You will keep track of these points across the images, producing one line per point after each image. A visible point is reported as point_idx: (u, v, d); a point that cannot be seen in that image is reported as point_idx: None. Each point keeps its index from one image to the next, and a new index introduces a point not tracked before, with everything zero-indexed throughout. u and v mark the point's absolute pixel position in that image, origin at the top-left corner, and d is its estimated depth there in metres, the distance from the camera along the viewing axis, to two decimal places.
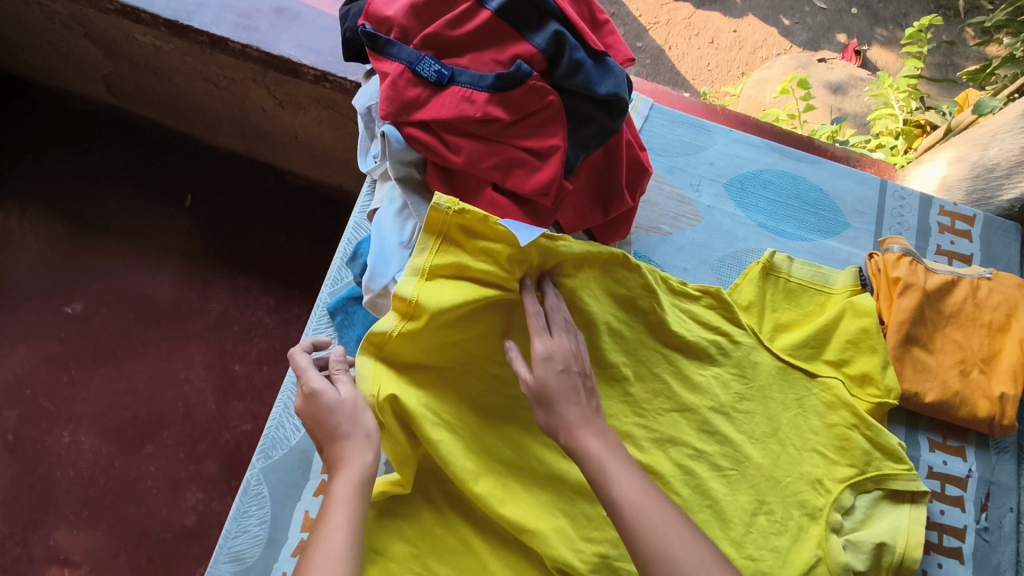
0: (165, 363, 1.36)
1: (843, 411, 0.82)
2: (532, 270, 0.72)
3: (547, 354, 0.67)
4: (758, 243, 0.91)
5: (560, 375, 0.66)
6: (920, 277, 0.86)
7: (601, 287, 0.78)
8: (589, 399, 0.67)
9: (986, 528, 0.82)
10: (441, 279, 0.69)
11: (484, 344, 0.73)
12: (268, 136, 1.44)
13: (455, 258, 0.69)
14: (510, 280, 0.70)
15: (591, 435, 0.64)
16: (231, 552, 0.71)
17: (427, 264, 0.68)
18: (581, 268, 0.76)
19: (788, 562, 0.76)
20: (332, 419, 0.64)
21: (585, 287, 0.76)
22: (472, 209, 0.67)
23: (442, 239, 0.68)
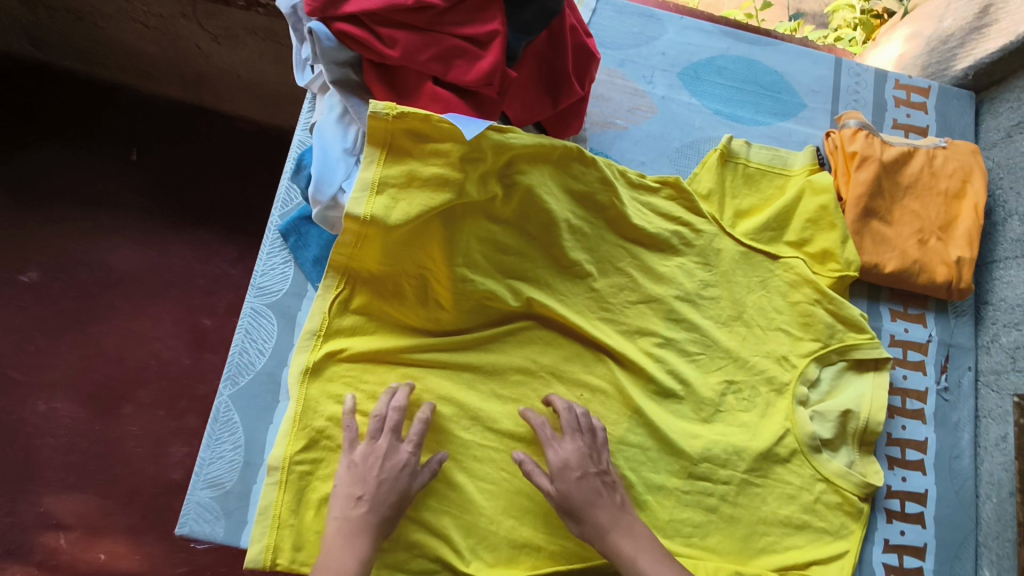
0: (134, 322, 1.33)
1: (805, 288, 0.83)
2: (487, 170, 0.69)
3: (561, 473, 0.69)
4: (714, 131, 0.90)
5: (581, 480, 0.69)
6: (876, 149, 0.86)
7: (558, 183, 0.76)
8: (615, 495, 0.70)
9: (946, 388, 0.85)
10: (392, 188, 0.66)
11: (444, 251, 0.71)
12: (209, 79, 1.36)
13: (403, 166, 0.66)
14: (466, 181, 0.67)
15: (621, 535, 0.67)
16: (209, 478, 0.70)
17: (374, 168, 0.66)
18: (536, 164, 0.73)
19: (757, 435, 0.79)
20: (383, 492, 0.66)
21: (542, 185, 0.74)
22: (413, 110, 0.64)
23: (389, 150, 0.66)
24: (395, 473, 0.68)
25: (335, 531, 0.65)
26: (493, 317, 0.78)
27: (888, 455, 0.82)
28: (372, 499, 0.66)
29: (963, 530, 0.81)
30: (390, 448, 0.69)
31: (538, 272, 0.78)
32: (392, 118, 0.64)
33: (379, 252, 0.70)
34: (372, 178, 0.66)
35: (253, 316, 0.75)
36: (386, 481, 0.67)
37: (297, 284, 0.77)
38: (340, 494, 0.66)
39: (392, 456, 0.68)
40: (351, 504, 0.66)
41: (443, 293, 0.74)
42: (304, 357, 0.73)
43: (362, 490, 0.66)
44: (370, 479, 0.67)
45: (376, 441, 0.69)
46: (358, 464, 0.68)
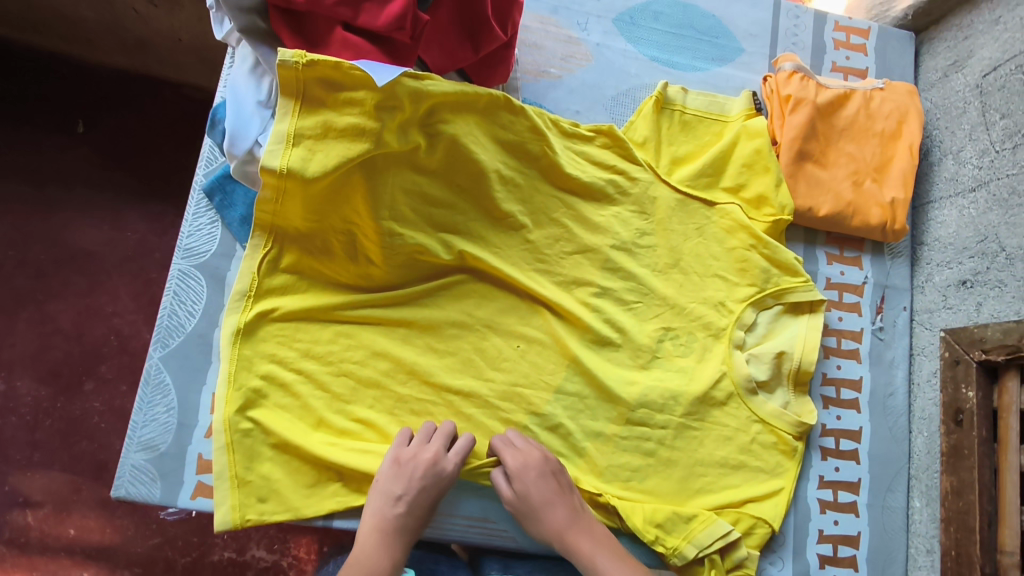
0: (89, 298, 1.31)
1: (741, 234, 0.83)
2: (408, 120, 0.67)
3: (520, 474, 0.71)
4: (651, 78, 0.88)
5: (538, 482, 0.70)
6: (811, 91, 0.85)
7: (485, 132, 0.75)
8: (571, 496, 0.72)
9: (881, 328, 0.87)
10: (309, 140, 0.65)
11: (371, 206, 0.70)
12: (150, 45, 1.33)
13: (318, 116, 0.64)
14: (385, 131, 0.66)
15: (579, 533, 0.70)
16: (142, 441, 0.70)
17: (289, 119, 0.64)
18: (459, 113, 0.71)
19: (695, 379, 0.80)
20: (423, 495, 0.68)
21: (467, 134, 0.73)
22: (322, 57, 0.62)
23: (303, 100, 0.64)
24: (436, 481, 0.68)
25: (371, 529, 0.67)
26: (427, 271, 0.78)
27: (823, 395, 0.83)
28: (409, 501, 0.68)
29: (895, 465, 0.84)
30: (437, 455, 0.69)
31: (471, 224, 0.78)
32: (303, 67, 0.62)
33: (303, 207, 0.69)
34: (287, 129, 0.64)
35: (181, 278, 0.74)
36: (424, 487, 0.68)
37: (224, 244, 0.75)
38: (380, 492, 0.68)
39: (437, 463, 0.69)
40: (389, 503, 0.68)
41: (374, 249, 0.73)
42: (235, 317, 0.72)
43: (401, 491, 0.68)
44: (409, 482, 0.68)
45: (423, 447, 0.70)
46: (401, 464, 0.69)
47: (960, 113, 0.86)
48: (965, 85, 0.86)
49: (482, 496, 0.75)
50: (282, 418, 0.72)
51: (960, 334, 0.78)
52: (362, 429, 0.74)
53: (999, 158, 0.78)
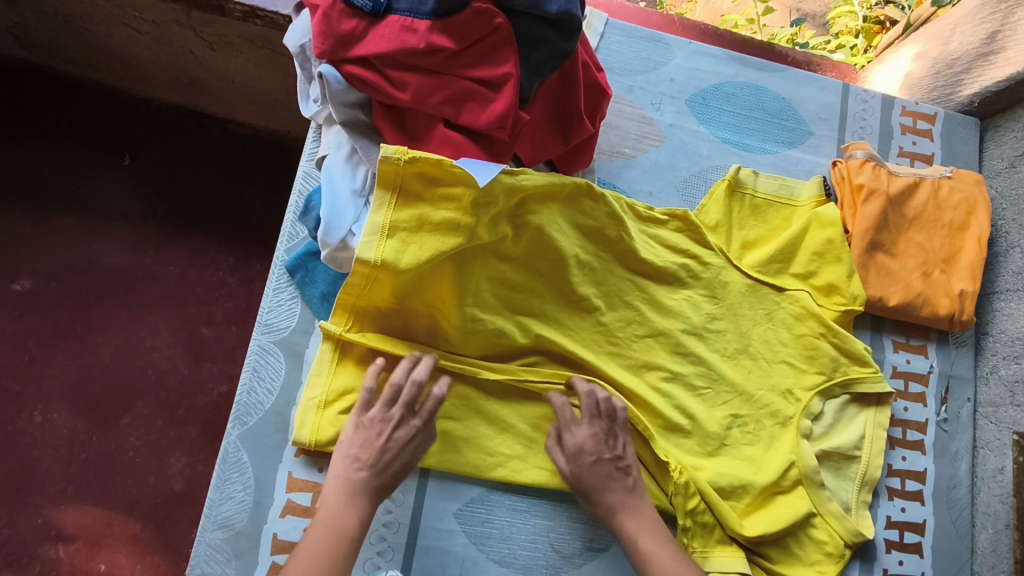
0: (129, 333, 1.28)
1: (810, 320, 0.83)
2: (497, 214, 0.69)
3: (576, 455, 0.72)
4: (722, 159, 0.89)
5: (595, 465, 0.72)
6: (883, 181, 0.86)
7: (566, 220, 0.75)
8: (627, 479, 0.73)
9: (946, 419, 0.86)
10: (403, 233, 0.65)
11: (453, 291, 0.71)
12: (202, 83, 1.32)
13: (414, 211, 0.65)
14: (477, 226, 0.67)
15: (630, 518, 0.71)
16: (219, 519, 0.70)
17: (384, 212, 0.64)
18: (545, 203, 0.73)
19: (761, 468, 0.79)
20: (385, 459, 0.67)
21: (551, 224, 0.74)
22: (424, 155, 0.63)
23: (399, 194, 0.64)
24: (403, 441, 0.68)
25: (339, 483, 0.66)
26: (500, 352, 0.77)
27: (888, 486, 0.83)
28: (373, 464, 0.67)
29: (958, 559, 0.82)
30: (399, 418, 0.68)
31: (548, 305, 0.78)
32: (404, 163, 0.63)
33: (389, 289, 0.68)
34: (382, 221, 0.65)
35: (260, 354, 0.74)
36: (386, 448, 0.67)
37: (303, 320, 0.76)
38: (346, 452, 0.68)
39: (400, 427, 0.68)
40: (354, 465, 0.67)
41: (453, 327, 0.74)
42: (315, 395, 0.72)
43: (366, 454, 0.67)
44: (374, 444, 0.67)
45: (387, 409, 0.69)
46: (366, 428, 0.68)
47: None
48: None
49: None
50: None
51: None
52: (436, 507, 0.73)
53: None
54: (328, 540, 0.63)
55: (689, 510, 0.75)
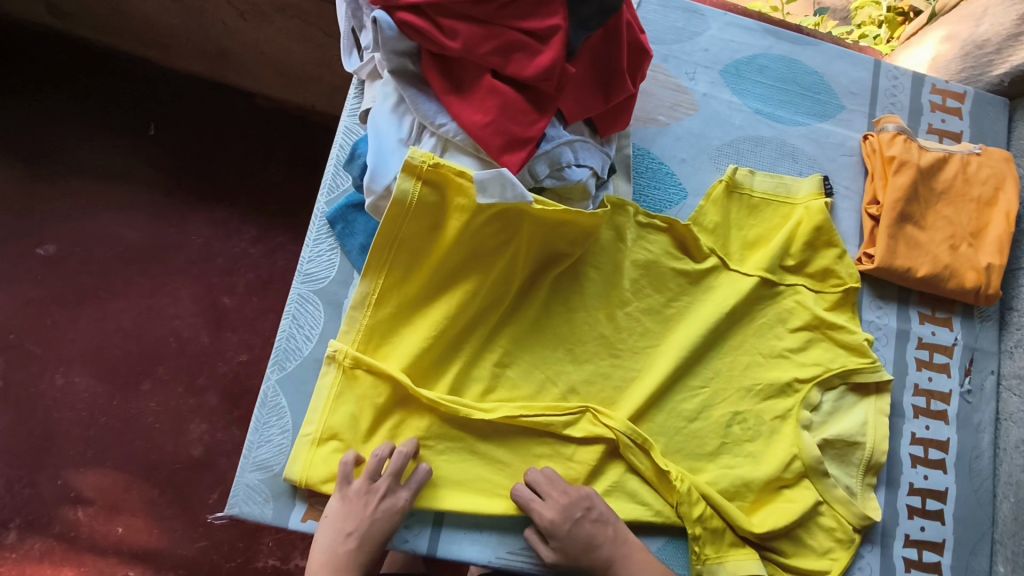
0: (151, 299, 1.29)
1: (804, 315, 0.84)
2: (501, 228, 0.71)
3: (553, 536, 0.69)
4: (754, 130, 0.90)
5: (574, 530, 0.69)
6: (914, 154, 0.87)
7: (566, 235, 0.76)
8: (608, 530, 0.71)
9: (969, 391, 0.87)
10: (417, 238, 0.70)
11: (463, 306, 0.73)
12: (229, 55, 1.33)
13: (431, 218, 0.70)
14: (485, 235, 0.71)
15: (629, 573, 0.70)
16: (258, 461, 0.71)
17: (401, 215, 0.68)
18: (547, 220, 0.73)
19: (764, 462, 0.79)
20: (372, 527, 0.67)
21: (553, 235, 0.75)
22: (446, 163, 0.67)
23: (417, 199, 0.68)
24: (388, 513, 0.68)
25: (324, 566, 0.66)
26: (495, 355, 0.76)
27: (910, 454, 0.84)
28: (360, 533, 0.67)
29: (979, 528, 0.84)
30: (387, 492, 0.68)
31: (550, 314, 0.79)
32: (427, 166, 0.67)
33: (400, 297, 0.73)
34: (395, 227, 0.69)
35: (300, 303, 0.75)
36: (373, 525, 0.67)
37: (342, 271, 0.77)
38: (333, 527, 0.67)
39: (387, 502, 0.68)
40: (341, 539, 0.67)
41: (458, 342, 0.75)
42: (309, 431, 0.71)
43: (352, 526, 0.67)
44: (361, 516, 0.67)
45: (371, 482, 0.68)
46: (351, 501, 0.68)
47: None
48: None
49: None
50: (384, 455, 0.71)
51: None
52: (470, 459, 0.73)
53: None
54: None
55: (697, 518, 0.74)
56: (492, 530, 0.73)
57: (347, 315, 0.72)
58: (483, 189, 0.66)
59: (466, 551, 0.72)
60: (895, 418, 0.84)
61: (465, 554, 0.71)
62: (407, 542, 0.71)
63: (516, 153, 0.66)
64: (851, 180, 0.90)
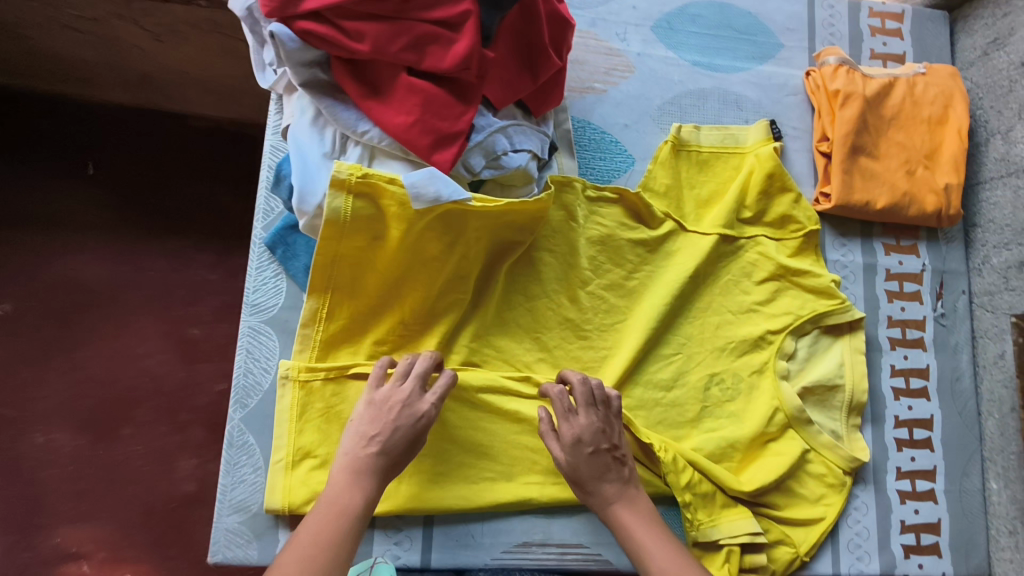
0: (118, 342, 1.25)
1: (768, 266, 0.83)
2: (444, 229, 0.68)
3: (574, 449, 0.68)
4: (696, 84, 0.87)
5: (595, 454, 0.68)
6: (859, 84, 0.84)
7: (513, 227, 0.74)
8: (624, 470, 0.69)
9: (943, 314, 0.86)
10: (358, 251, 0.67)
11: (420, 301, 0.72)
12: (154, 80, 1.26)
13: (369, 230, 0.66)
14: (428, 239, 0.68)
15: (634, 513, 0.67)
16: (234, 503, 0.69)
17: (336, 231, 0.65)
18: (490, 218, 0.71)
19: (746, 421, 0.79)
20: (393, 434, 0.64)
21: (499, 229, 0.73)
22: (376, 173, 0.63)
23: (350, 215, 0.64)
24: (412, 422, 0.65)
25: (343, 467, 0.63)
26: (459, 357, 0.74)
27: (892, 386, 0.84)
28: (382, 437, 0.64)
29: (969, 449, 0.84)
30: (411, 398, 0.66)
31: (511, 305, 0.77)
32: (357, 178, 0.63)
33: (351, 308, 0.71)
34: (331, 242, 0.66)
35: (253, 335, 0.72)
36: (400, 425, 0.65)
37: (291, 296, 0.74)
38: (354, 430, 0.65)
39: (411, 406, 0.65)
40: (361, 442, 0.64)
41: (422, 330, 0.73)
42: (280, 456, 0.69)
43: (375, 432, 0.64)
44: (386, 423, 0.64)
45: (403, 387, 0.67)
46: (376, 405, 0.66)
47: (1006, 92, 0.86)
48: (1009, 63, 0.86)
49: (573, 521, 0.74)
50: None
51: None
52: (450, 467, 0.72)
53: None
54: (330, 520, 0.60)
55: (685, 485, 0.73)
56: (486, 534, 0.72)
57: (300, 334, 0.71)
58: (417, 194, 0.63)
59: (460, 558, 0.71)
60: (872, 353, 0.84)
61: (460, 562, 0.71)
62: (399, 559, 0.71)
63: (447, 148, 0.63)
64: (799, 120, 0.88)
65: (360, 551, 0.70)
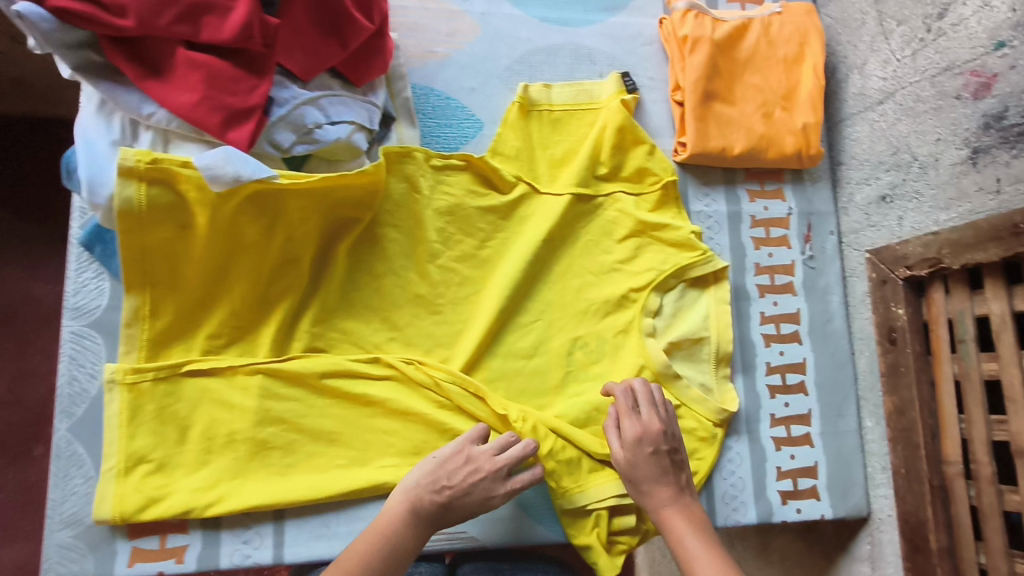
0: (22, 361, 1.07)
1: (628, 223, 0.80)
2: (255, 211, 0.66)
3: (630, 448, 0.67)
4: (545, 40, 0.84)
5: (648, 458, 0.67)
6: (707, 29, 0.81)
7: (344, 204, 0.71)
8: (679, 475, 0.68)
9: (812, 257, 0.85)
10: (168, 242, 0.65)
11: (248, 289, 0.69)
12: (30, 83, 1.05)
13: (174, 219, 0.64)
14: (239, 222, 0.66)
15: (679, 518, 0.65)
16: (66, 518, 0.66)
17: (137, 222, 0.63)
18: (310, 196, 0.67)
19: (610, 382, 0.77)
20: (467, 497, 0.64)
21: (326, 208, 0.70)
22: (167, 157, 0.61)
23: (147, 204, 0.62)
24: (485, 495, 0.64)
25: (400, 501, 0.63)
26: (300, 344, 0.72)
27: (762, 334, 0.83)
28: (450, 491, 0.63)
29: (843, 389, 0.84)
30: (496, 467, 0.65)
31: (356, 286, 0.74)
32: (147, 165, 0.61)
33: (178, 303, 0.68)
34: (136, 235, 0.64)
35: (76, 340, 0.69)
36: (475, 493, 0.64)
37: (115, 296, 0.70)
38: (428, 475, 0.64)
39: (496, 477, 0.65)
40: (431, 488, 0.63)
41: (259, 317, 0.71)
42: (111, 464, 0.66)
43: (446, 482, 0.64)
44: (461, 480, 0.64)
45: (489, 450, 0.66)
46: (465, 459, 0.65)
47: (859, 25, 0.83)
48: None
49: None
50: (201, 472, 0.69)
51: (884, 255, 0.75)
52: (297, 458, 0.71)
53: (901, 66, 0.77)
54: (374, 542, 0.61)
55: (547, 453, 0.71)
56: (341, 522, 0.71)
57: (124, 334, 0.67)
58: (214, 176, 0.59)
59: (316, 550, 0.70)
60: (740, 303, 0.83)
61: (316, 554, 0.70)
62: (250, 557, 0.69)
63: (241, 126, 0.60)
64: (655, 70, 0.85)
65: (205, 555, 0.69)
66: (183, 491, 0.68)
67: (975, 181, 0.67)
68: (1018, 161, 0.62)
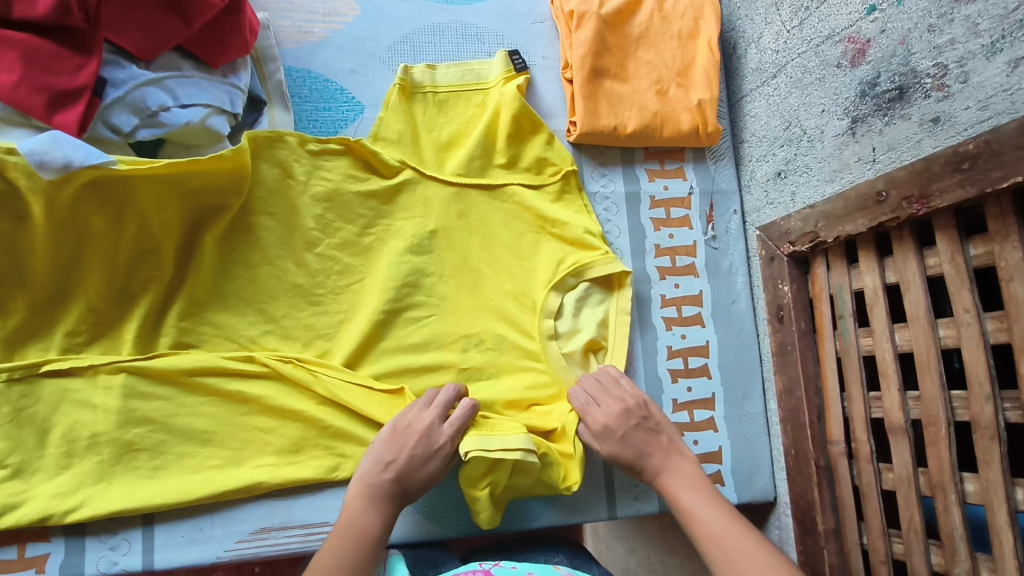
0: None
1: (518, 207, 0.78)
2: (100, 197, 0.63)
3: (604, 432, 0.66)
4: (429, 19, 0.81)
5: (625, 439, 0.65)
6: (594, 3, 0.79)
7: (205, 190, 0.67)
8: (660, 436, 0.65)
9: (714, 238, 0.83)
10: (10, 234, 0.62)
11: (104, 280, 0.66)
12: None
13: (13, 209, 0.61)
14: (83, 210, 0.63)
15: (678, 479, 0.62)
16: None
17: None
18: (162, 181, 0.65)
19: (504, 380, 0.74)
20: (416, 461, 0.61)
21: (186, 194, 0.67)
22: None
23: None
24: (429, 452, 0.62)
25: (356, 492, 0.59)
26: (167, 340, 0.68)
27: (663, 318, 0.80)
28: (398, 464, 0.60)
29: (749, 370, 0.81)
30: (431, 425, 0.63)
31: (229, 278, 0.70)
32: None
33: (30, 298, 0.64)
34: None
35: None
36: (418, 454, 0.61)
37: None
38: (372, 456, 0.61)
39: (431, 433, 0.63)
40: (379, 468, 0.60)
41: (123, 310, 0.68)
42: None
43: (391, 456, 0.61)
44: (404, 452, 0.61)
45: (423, 411, 0.65)
46: (398, 431, 0.63)
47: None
48: None
49: (316, 500, 0.69)
50: (59, 478, 0.63)
51: (772, 230, 0.75)
52: (170, 460, 0.66)
53: (791, 37, 0.73)
54: (347, 543, 0.55)
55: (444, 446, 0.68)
56: (215, 524, 0.66)
57: None
58: (42, 163, 0.56)
59: (190, 555, 0.66)
60: (640, 286, 0.80)
61: (189, 558, 0.65)
62: (117, 564, 0.64)
63: (68, 109, 0.58)
64: (548, 49, 0.84)
65: (68, 563, 0.64)
66: (42, 497, 0.63)
67: (855, 152, 0.63)
68: (890, 127, 0.59)
